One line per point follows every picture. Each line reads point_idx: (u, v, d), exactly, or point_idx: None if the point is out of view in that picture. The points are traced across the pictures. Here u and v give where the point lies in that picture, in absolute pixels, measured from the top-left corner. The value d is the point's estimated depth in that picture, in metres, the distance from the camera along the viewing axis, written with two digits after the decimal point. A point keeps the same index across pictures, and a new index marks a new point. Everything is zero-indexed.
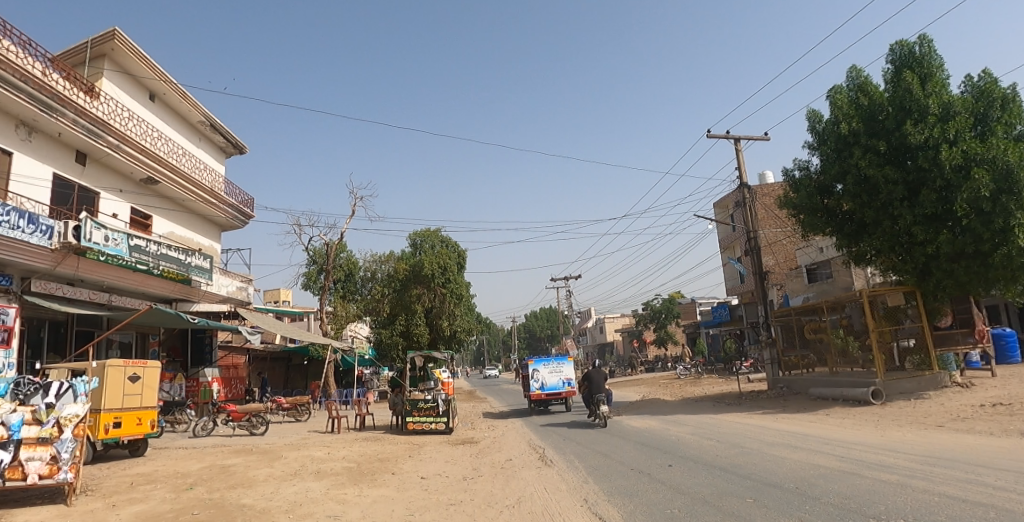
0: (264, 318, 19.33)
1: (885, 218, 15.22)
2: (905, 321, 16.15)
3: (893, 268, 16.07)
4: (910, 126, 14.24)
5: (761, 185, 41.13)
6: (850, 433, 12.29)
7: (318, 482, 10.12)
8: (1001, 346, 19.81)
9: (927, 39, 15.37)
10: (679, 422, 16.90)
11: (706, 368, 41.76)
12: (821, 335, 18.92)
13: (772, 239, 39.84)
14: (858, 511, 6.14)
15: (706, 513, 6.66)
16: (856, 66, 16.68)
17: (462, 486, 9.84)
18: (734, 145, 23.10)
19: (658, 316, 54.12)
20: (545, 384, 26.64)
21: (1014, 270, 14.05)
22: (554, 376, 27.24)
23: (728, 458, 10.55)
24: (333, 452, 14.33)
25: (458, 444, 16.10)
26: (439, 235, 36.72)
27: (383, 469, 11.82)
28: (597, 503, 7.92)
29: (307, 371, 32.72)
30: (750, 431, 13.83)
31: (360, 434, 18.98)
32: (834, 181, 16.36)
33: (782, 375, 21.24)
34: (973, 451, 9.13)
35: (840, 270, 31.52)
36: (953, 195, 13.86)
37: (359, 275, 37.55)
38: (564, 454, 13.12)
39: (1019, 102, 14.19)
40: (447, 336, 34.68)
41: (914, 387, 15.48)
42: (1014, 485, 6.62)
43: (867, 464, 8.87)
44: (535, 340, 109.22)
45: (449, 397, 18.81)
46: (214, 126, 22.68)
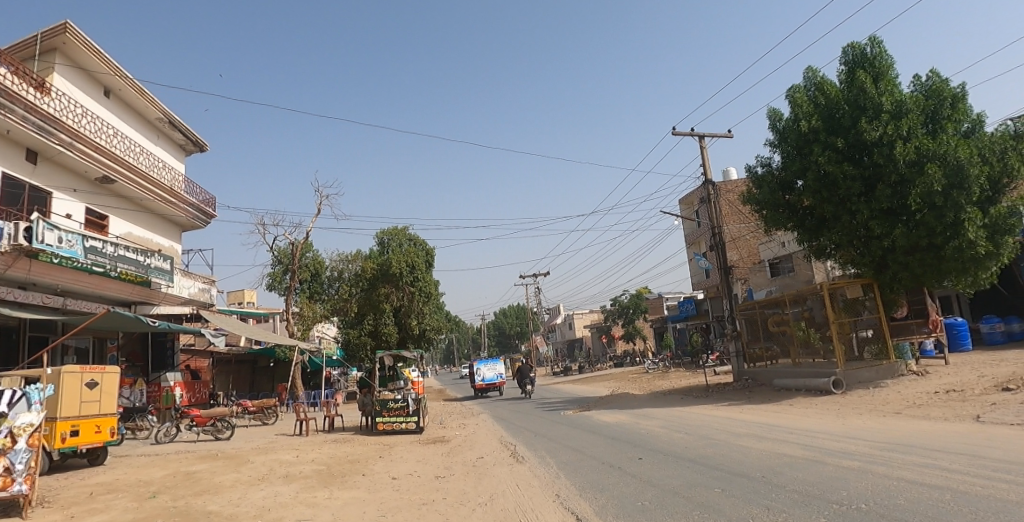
0: (229, 321, 18.79)
1: (844, 213, 15.71)
2: (863, 313, 16.61)
3: (852, 261, 16.66)
4: (865, 123, 14.77)
5: (725, 182, 42.09)
6: (814, 422, 12.67)
7: (286, 485, 9.94)
8: (953, 334, 20.73)
9: (877, 40, 15.94)
10: (648, 415, 17.12)
11: (673, 362, 42.51)
12: (784, 328, 19.42)
13: (736, 235, 40.94)
14: (822, 497, 6.34)
15: (678, 504, 6.78)
16: (814, 66, 17.18)
17: (435, 485, 9.79)
18: (699, 142, 23.57)
19: (626, 312, 54.97)
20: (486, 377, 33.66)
21: (965, 262, 14.67)
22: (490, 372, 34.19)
23: (697, 449, 10.75)
24: (302, 455, 14.06)
25: (430, 444, 16.00)
26: (407, 233, 36.46)
27: (353, 471, 11.68)
28: (569, 497, 7.98)
29: (274, 374, 31.88)
30: (719, 423, 14.10)
31: (329, 436, 18.71)
32: (795, 178, 16.82)
33: (748, 367, 21.77)
34: (929, 437, 9.49)
35: (801, 264, 32.52)
36: (907, 189, 14.44)
37: (326, 275, 37.05)
38: (536, 450, 13.20)
39: (966, 101, 14.85)
40: (416, 335, 34.47)
41: (873, 377, 16.11)
42: (969, 468, 6.94)
43: (830, 452, 9.18)
44: (505, 337, 109.41)
45: (419, 396, 18.66)
46: (174, 123, 21.98)
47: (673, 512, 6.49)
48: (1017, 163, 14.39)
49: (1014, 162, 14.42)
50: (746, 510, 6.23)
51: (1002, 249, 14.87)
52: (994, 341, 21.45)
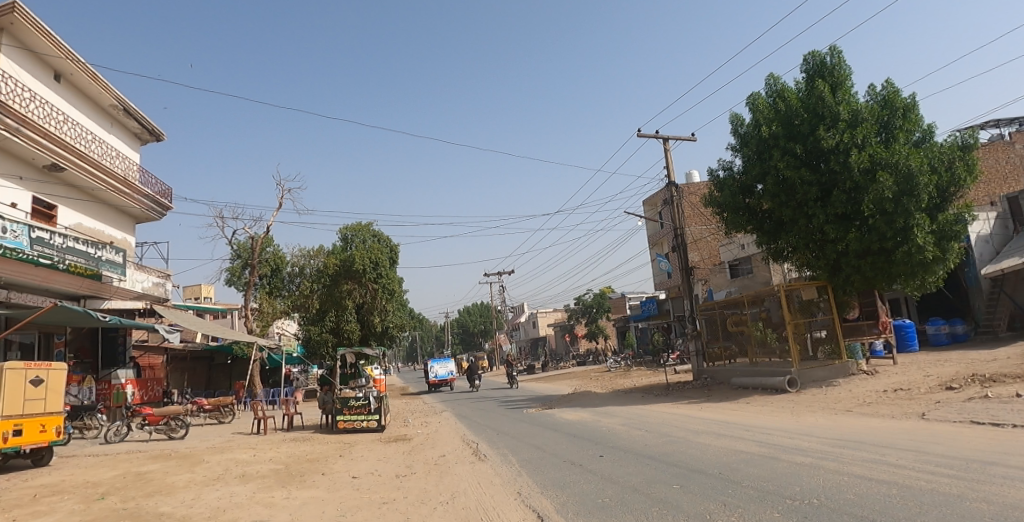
0: (184, 317, 18.25)
1: (801, 217, 16.23)
2: (818, 314, 17.20)
3: (807, 264, 17.22)
4: (823, 130, 15.32)
5: (688, 184, 43.01)
6: (770, 419, 13.06)
7: (242, 485, 9.70)
8: (901, 336, 21.70)
9: (836, 51, 16.51)
10: (610, 413, 17.39)
11: (635, 361, 43.22)
12: (742, 328, 19.97)
13: (697, 236, 41.89)
14: (776, 493, 6.55)
15: (638, 501, 6.90)
16: (775, 74, 17.69)
17: (396, 484, 9.71)
18: (663, 144, 24.01)
19: (590, 311, 55.62)
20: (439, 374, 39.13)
21: (914, 266, 15.34)
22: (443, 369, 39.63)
23: (657, 446, 10.97)
24: (259, 455, 13.73)
25: (391, 442, 15.86)
26: (371, 229, 35.96)
27: (312, 470, 11.47)
28: (530, 495, 8.03)
29: (231, 371, 31.05)
30: (679, 420, 14.39)
31: (287, 435, 18.31)
32: (755, 182, 17.31)
33: (707, 366, 22.32)
34: (876, 434, 9.92)
35: (760, 265, 33.51)
36: (860, 196, 15.04)
37: (287, 271, 36.29)
38: (497, 448, 13.24)
39: (917, 111, 15.53)
40: (379, 333, 34.07)
41: (827, 376, 16.76)
42: (914, 463, 7.28)
43: (784, 448, 9.50)
44: (469, 336, 109.08)
45: (381, 394, 18.46)
46: (129, 110, 21.12)
47: (633, 508, 6.60)
48: (964, 173, 15.12)
49: (961, 172, 15.14)
50: (704, 505, 6.40)
51: (948, 254, 15.60)
52: (939, 342, 22.62)
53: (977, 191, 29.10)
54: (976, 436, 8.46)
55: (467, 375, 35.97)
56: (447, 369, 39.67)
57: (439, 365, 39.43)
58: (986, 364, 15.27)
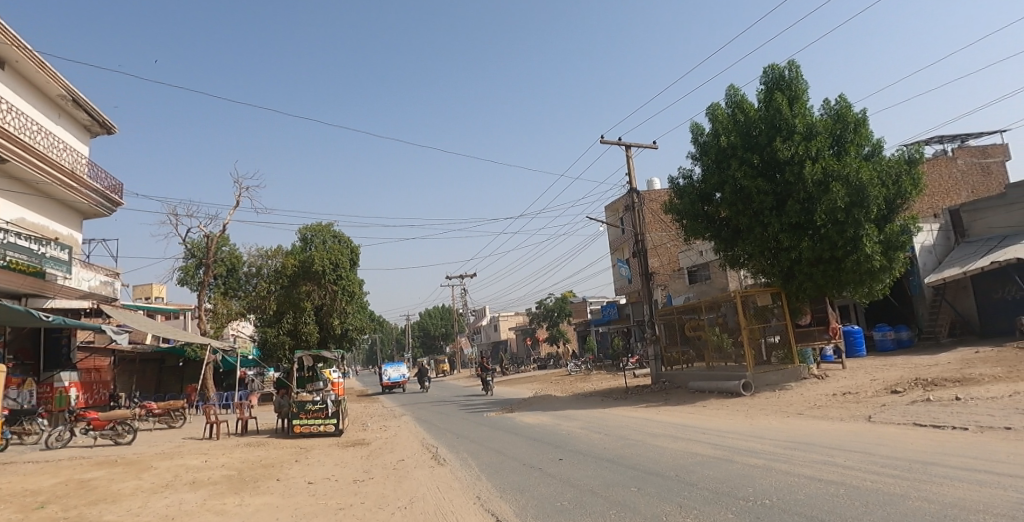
0: (134, 317, 17.57)
1: (757, 225, 16.77)
2: (772, 320, 17.76)
3: (762, 271, 17.82)
4: (780, 142, 15.90)
5: (649, 191, 43.90)
6: (725, 422, 13.44)
7: (193, 492, 9.39)
8: (850, 341, 22.65)
9: (795, 65, 17.14)
10: (570, 416, 17.56)
11: (596, 365, 43.76)
12: (700, 333, 20.46)
13: (657, 242, 42.76)
14: (730, 494, 6.76)
15: (596, 504, 7.01)
16: (735, 86, 18.24)
17: (353, 489, 9.59)
18: (626, 151, 24.47)
19: (551, 314, 56.00)
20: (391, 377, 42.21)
21: (862, 274, 16.07)
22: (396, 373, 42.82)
23: (615, 449, 11.15)
24: (212, 460, 13.30)
25: (349, 446, 15.63)
26: (331, 229, 35.34)
27: (266, 476, 11.21)
28: (489, 499, 8.05)
29: (183, 373, 29.98)
30: (637, 423, 14.66)
31: (241, 440, 17.81)
32: (714, 190, 17.81)
33: (665, 370, 22.78)
34: (826, 435, 10.33)
35: (717, 272, 34.46)
36: (813, 206, 15.65)
37: (243, 270, 35.39)
38: (457, 452, 13.20)
39: (867, 126, 16.28)
40: (338, 335, 33.64)
41: (779, 380, 17.43)
42: (861, 464, 7.61)
43: (738, 450, 9.80)
44: (430, 339, 108.10)
45: (339, 398, 18.13)
46: (79, 101, 20.22)
47: (591, 511, 6.71)
48: (909, 187, 15.94)
49: (907, 186, 15.96)
50: (661, 507, 6.54)
51: (894, 264, 16.39)
52: (885, 347, 23.70)
53: (921, 204, 30.67)
54: (919, 438, 8.90)
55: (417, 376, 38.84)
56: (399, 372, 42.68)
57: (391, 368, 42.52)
58: (928, 369, 16.07)
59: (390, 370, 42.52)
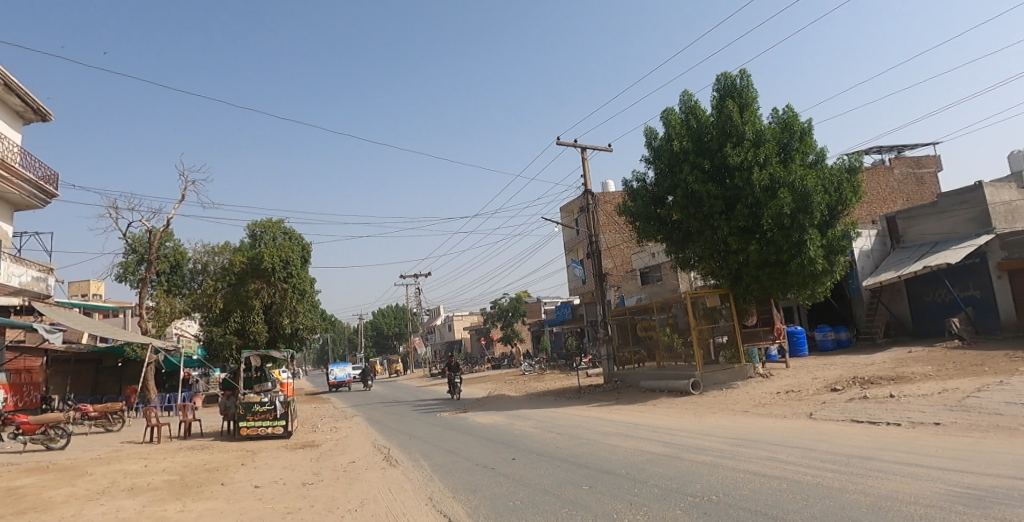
0: (67, 315, 16.58)
1: (707, 228, 17.33)
2: (720, 321, 18.42)
3: (712, 273, 18.43)
4: (730, 148, 16.51)
5: (604, 194, 44.66)
6: (675, 420, 13.84)
7: (132, 499, 9.01)
8: (794, 342, 23.71)
9: (746, 74, 17.81)
10: (524, 416, 17.70)
11: (549, 365, 44.25)
12: (651, 333, 20.99)
13: (611, 244, 43.68)
14: (680, 490, 7.00)
15: (547, 503, 7.13)
16: (688, 92, 18.78)
17: (302, 492, 9.41)
18: (582, 153, 24.86)
19: (506, 314, 56.21)
20: (337, 377, 43.29)
21: (805, 277, 16.83)
22: (342, 373, 44.13)
23: (567, 449, 11.34)
24: (152, 465, 12.77)
25: (298, 449, 15.29)
26: (282, 226, 34.32)
27: (211, 480, 10.86)
28: (442, 500, 8.06)
29: (122, 375, 28.56)
30: (589, 423, 14.92)
31: (184, 443, 17.15)
32: (666, 193, 18.29)
33: (618, 370, 23.22)
34: (770, 432, 10.79)
35: (668, 274, 35.38)
36: (760, 211, 16.32)
37: (188, 267, 33.88)
38: (409, 453, 13.12)
39: (812, 135, 17.09)
40: (288, 335, 32.82)
41: (727, 379, 18.09)
42: (800, 460, 8.02)
43: (686, 448, 10.13)
44: (383, 339, 106.61)
45: (289, 399, 17.67)
46: (11, 86, 18.99)
47: (543, 510, 6.80)
48: (849, 194, 16.84)
49: (847, 193, 16.86)
50: (611, 504, 6.72)
51: (835, 267, 17.22)
52: (826, 347, 24.91)
53: (861, 210, 32.36)
54: (854, 434, 9.42)
55: (361, 377, 40.37)
56: (345, 372, 43.97)
57: (338, 368, 43.59)
58: (865, 368, 16.96)
59: (337, 370, 43.69)
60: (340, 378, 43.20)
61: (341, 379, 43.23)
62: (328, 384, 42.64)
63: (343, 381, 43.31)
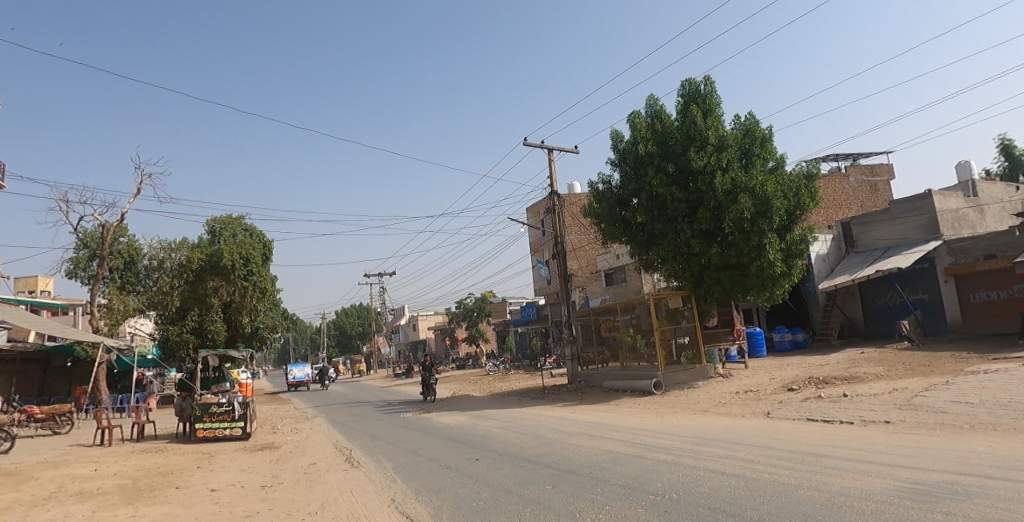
0: (11, 312, 15.80)
1: (670, 231, 17.70)
2: (682, 322, 18.84)
3: (674, 275, 18.82)
4: (694, 152, 16.93)
5: (570, 195, 45.08)
6: (637, 420, 14.11)
7: (80, 504, 8.70)
8: (753, 342, 24.43)
9: (710, 81, 18.28)
10: (487, 416, 17.76)
11: (513, 365, 44.44)
12: (614, 333, 21.32)
13: (576, 245, 44.14)
14: (641, 489, 7.17)
15: (511, 503, 7.19)
16: (654, 96, 19.15)
17: (260, 495, 9.25)
18: (548, 154, 25.07)
19: (471, 314, 56.15)
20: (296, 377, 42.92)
21: (765, 280, 17.35)
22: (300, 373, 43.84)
23: (531, 448, 11.44)
24: (102, 469, 12.31)
25: (257, 451, 14.97)
26: (242, 222, 33.47)
27: (165, 484, 10.56)
28: (405, 501, 8.04)
29: (72, 375, 27.24)
30: (552, 422, 15.10)
31: (136, 446, 16.58)
32: (631, 196, 18.60)
33: (581, 370, 23.50)
34: (729, 431, 11.11)
35: (632, 275, 35.94)
36: (722, 214, 16.79)
37: (143, 264, 32.45)
38: (372, 455, 12.98)
39: (772, 142, 17.66)
40: (248, 334, 32.07)
41: (688, 378, 18.56)
42: (757, 458, 8.31)
43: (648, 447, 10.36)
44: (346, 338, 104.99)
45: (247, 400, 17.30)
46: None
47: (507, 510, 6.87)
48: (806, 199, 17.47)
49: (805, 199, 17.48)
50: (574, 504, 6.84)
51: (792, 270, 17.81)
52: (783, 348, 25.74)
53: (817, 215, 33.54)
54: (808, 432, 9.79)
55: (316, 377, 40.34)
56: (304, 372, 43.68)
57: (296, 368, 43.27)
58: (820, 369, 17.60)
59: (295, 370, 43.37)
60: (299, 378, 42.84)
61: (301, 379, 42.84)
62: (287, 383, 42.34)
63: (302, 381, 43.02)
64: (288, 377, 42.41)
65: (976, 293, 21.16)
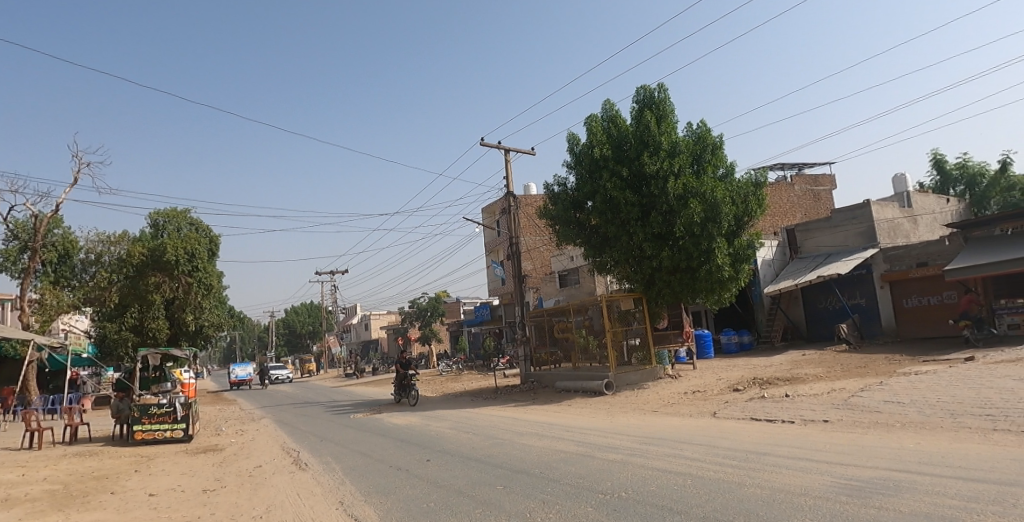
0: None
1: (623, 234, 18.12)
2: (633, 323, 19.31)
3: (627, 277, 19.26)
4: (648, 157, 17.42)
5: (525, 196, 45.50)
6: (588, 420, 14.41)
7: (5, 511, 8.25)
8: (701, 344, 25.26)
9: (663, 88, 18.85)
10: (439, 417, 17.76)
11: (467, 365, 44.55)
12: (567, 334, 21.62)
13: (531, 246, 44.58)
14: (590, 489, 7.39)
15: (462, 504, 7.28)
16: (610, 101, 19.58)
17: (202, 500, 9.01)
18: (504, 155, 25.19)
19: (424, 314, 55.74)
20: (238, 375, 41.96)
21: (713, 283, 17.99)
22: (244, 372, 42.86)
23: (484, 449, 11.53)
24: (31, 474, 11.67)
25: (199, 453, 14.50)
26: (188, 216, 32.34)
27: (99, 489, 10.14)
28: (353, 504, 7.99)
29: None
30: (504, 423, 15.25)
31: (67, 450, 15.75)
32: (586, 198, 18.95)
33: (534, 370, 23.76)
34: (676, 431, 11.50)
35: (585, 277, 36.61)
36: (674, 219, 17.32)
37: (79, 258, 30.95)
38: (321, 456, 12.80)
39: (722, 149, 18.35)
40: (191, 332, 30.90)
41: (638, 379, 19.07)
42: (702, 457, 8.67)
43: (598, 446, 10.64)
44: (295, 337, 102.42)
45: (190, 401, 16.73)
46: None
47: (458, 511, 6.95)
48: (754, 206, 18.25)
49: (753, 205, 18.26)
50: (523, 504, 6.98)
51: (739, 274, 18.53)
52: (729, 350, 26.71)
53: (764, 222, 34.98)
54: (751, 432, 10.26)
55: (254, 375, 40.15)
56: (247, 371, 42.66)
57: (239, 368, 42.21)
58: (763, 370, 18.39)
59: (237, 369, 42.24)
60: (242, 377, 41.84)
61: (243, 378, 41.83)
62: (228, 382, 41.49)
63: (244, 380, 42.26)
64: (229, 376, 41.38)
65: (908, 299, 22.56)
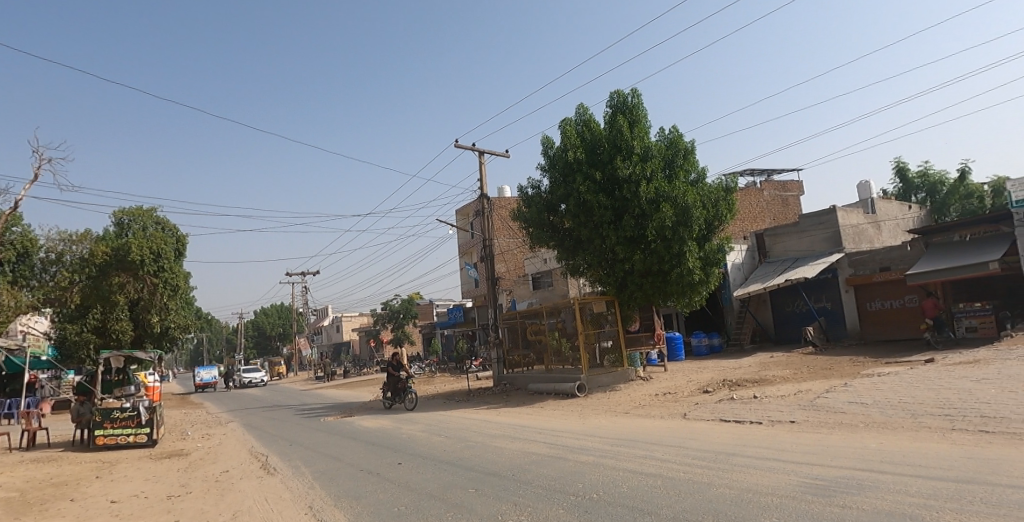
0: None
1: (596, 237, 18.34)
2: (605, 325, 19.58)
3: (599, 280, 19.49)
4: (621, 161, 17.69)
5: (500, 198, 45.59)
6: (560, 422, 14.56)
7: None
8: (672, 346, 25.68)
9: (636, 93, 19.16)
10: (412, 420, 17.71)
11: (439, 367, 44.45)
12: (540, 336, 21.76)
13: (504, 248, 44.68)
14: (562, 490, 7.50)
15: (433, 507, 7.32)
16: (584, 105, 19.80)
17: (167, 506, 8.85)
18: (479, 157, 25.20)
19: (397, 315, 55.35)
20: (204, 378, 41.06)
21: (684, 286, 18.34)
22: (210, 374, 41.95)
23: (457, 452, 11.57)
24: None
25: (164, 458, 14.19)
26: (154, 215, 31.52)
27: (59, 496, 9.86)
28: (324, 508, 7.96)
29: None
30: (477, 425, 15.28)
31: (24, 456, 15.23)
32: (559, 201, 19.15)
33: (507, 372, 23.84)
34: (647, 432, 11.70)
35: (559, 280, 36.85)
36: (646, 222, 17.61)
37: (38, 257, 30.04)
38: (291, 460, 12.67)
39: (694, 154, 18.72)
40: (156, 334, 30.08)
41: (610, 381, 19.32)
42: (671, 458, 8.86)
43: (569, 448, 10.77)
44: (265, 339, 100.55)
45: (155, 405, 16.34)
46: None
47: (429, 515, 7.00)
48: (724, 211, 18.68)
49: (722, 210, 18.69)
50: (494, 507, 7.06)
51: (709, 278, 18.92)
52: (699, 352, 27.20)
53: (734, 227, 35.68)
54: (720, 432, 10.52)
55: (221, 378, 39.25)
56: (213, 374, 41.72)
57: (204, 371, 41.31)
58: (731, 372, 18.79)
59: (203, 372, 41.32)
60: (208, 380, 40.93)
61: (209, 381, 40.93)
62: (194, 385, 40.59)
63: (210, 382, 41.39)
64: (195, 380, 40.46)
65: (871, 302, 23.33)
